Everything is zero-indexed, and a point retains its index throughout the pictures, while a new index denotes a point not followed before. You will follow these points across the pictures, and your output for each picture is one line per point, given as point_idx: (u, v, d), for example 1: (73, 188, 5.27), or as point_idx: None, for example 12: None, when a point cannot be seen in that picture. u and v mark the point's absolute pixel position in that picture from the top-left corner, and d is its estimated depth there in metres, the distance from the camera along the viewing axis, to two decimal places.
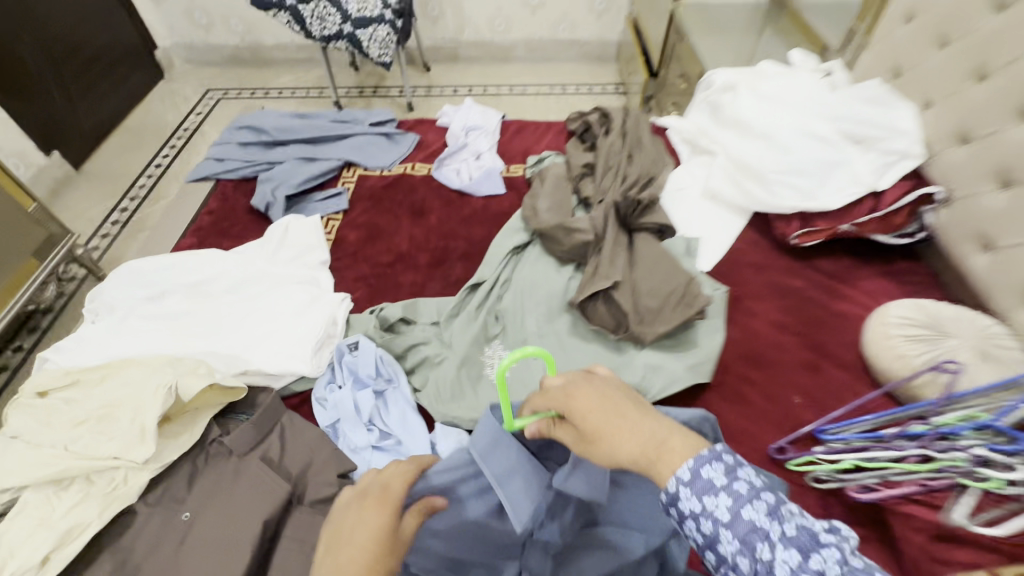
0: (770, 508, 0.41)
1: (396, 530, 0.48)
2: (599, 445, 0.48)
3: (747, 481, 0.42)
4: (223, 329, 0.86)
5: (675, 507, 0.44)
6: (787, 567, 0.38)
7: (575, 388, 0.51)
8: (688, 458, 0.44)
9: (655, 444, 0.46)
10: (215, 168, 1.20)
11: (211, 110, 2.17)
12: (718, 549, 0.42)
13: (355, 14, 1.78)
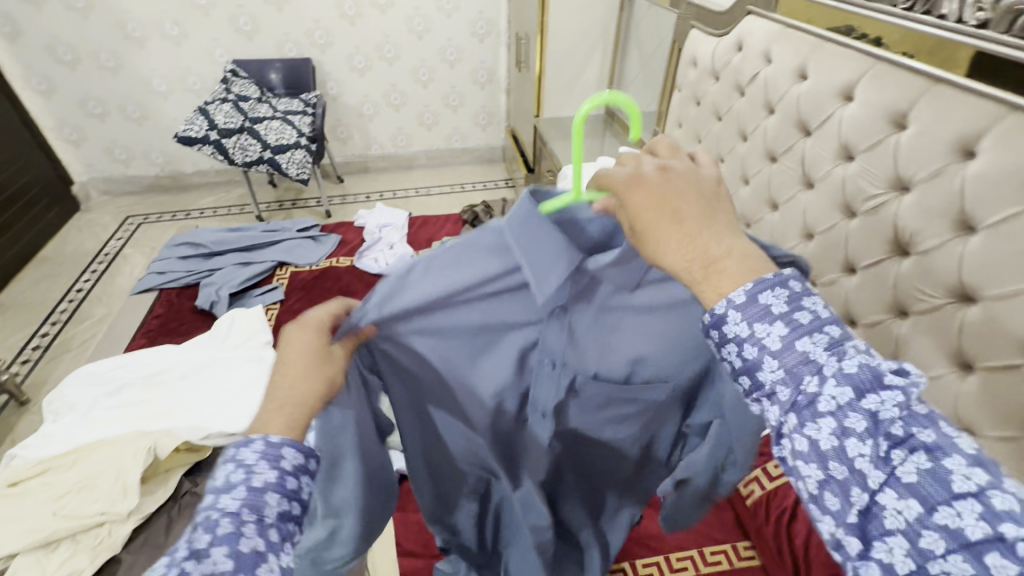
0: (831, 342, 0.37)
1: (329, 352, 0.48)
2: (642, 244, 0.42)
3: (811, 310, 0.38)
4: (183, 405, 1.01)
5: (718, 329, 0.40)
6: (834, 401, 0.35)
7: (638, 176, 0.43)
8: (747, 281, 0.39)
9: (707, 260, 0.40)
10: (160, 280, 1.39)
11: (132, 233, 2.30)
12: (756, 374, 0.39)
13: (274, 143, 2.08)
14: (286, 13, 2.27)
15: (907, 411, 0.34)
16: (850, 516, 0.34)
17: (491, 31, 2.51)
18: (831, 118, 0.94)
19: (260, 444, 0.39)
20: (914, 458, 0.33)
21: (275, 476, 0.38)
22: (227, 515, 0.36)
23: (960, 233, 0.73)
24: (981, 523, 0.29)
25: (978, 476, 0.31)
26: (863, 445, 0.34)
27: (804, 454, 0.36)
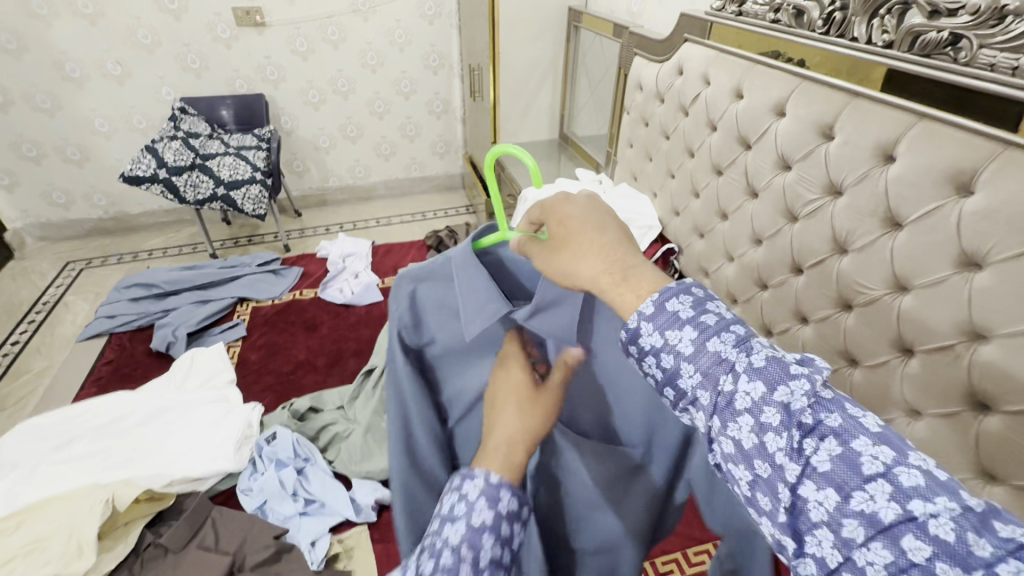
0: (738, 339, 0.40)
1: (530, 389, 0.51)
2: (562, 258, 0.49)
3: (715, 313, 0.42)
4: (141, 453, 0.95)
5: (636, 344, 0.44)
6: (749, 398, 0.38)
7: (564, 198, 0.50)
8: (652, 293, 0.44)
9: (620, 269, 0.46)
10: (109, 325, 1.32)
11: (74, 280, 2.17)
12: (678, 382, 0.42)
13: (227, 179, 2.04)
14: (236, 50, 2.26)
15: (815, 400, 0.37)
16: (781, 515, 0.35)
17: (443, 63, 2.58)
18: (767, 132, 1.02)
19: (482, 480, 0.41)
20: (825, 445, 0.35)
21: (491, 518, 0.40)
22: (450, 552, 0.38)
23: (889, 229, 0.81)
24: (893, 504, 0.31)
25: (885, 453, 0.33)
26: (780, 439, 0.36)
27: (734, 456, 0.38)
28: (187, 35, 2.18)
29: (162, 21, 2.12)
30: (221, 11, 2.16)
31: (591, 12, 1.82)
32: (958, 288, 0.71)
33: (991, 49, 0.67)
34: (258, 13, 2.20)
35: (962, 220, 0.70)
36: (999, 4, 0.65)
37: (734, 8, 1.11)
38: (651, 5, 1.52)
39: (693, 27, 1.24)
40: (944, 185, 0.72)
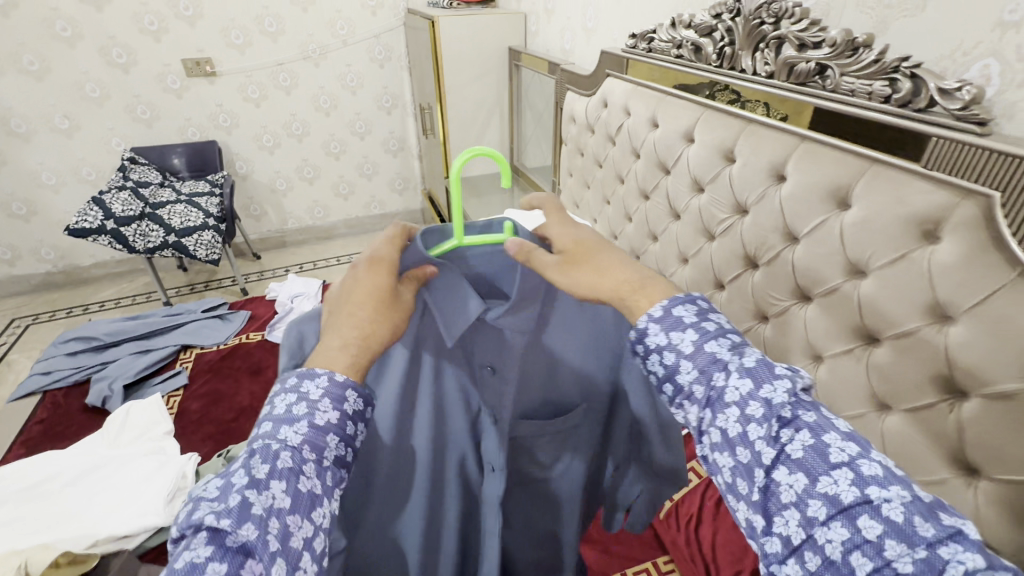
0: (733, 346, 0.48)
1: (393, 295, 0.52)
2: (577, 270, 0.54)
3: (715, 324, 0.50)
4: (67, 515, 0.91)
5: (643, 343, 0.51)
6: (737, 392, 0.44)
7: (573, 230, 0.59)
8: (663, 300, 0.52)
9: (638, 280, 0.53)
10: (43, 381, 1.28)
11: (19, 337, 2.10)
12: (676, 379, 0.49)
13: (179, 226, 2.02)
14: (187, 99, 2.29)
15: (794, 398, 0.43)
16: (755, 495, 0.41)
17: (396, 103, 2.65)
18: (681, 157, 1.08)
19: (327, 381, 0.45)
20: (800, 436, 0.41)
21: (337, 418, 0.44)
22: (290, 449, 0.41)
23: (790, 242, 0.86)
24: (853, 488, 0.38)
25: (850, 448, 0.40)
26: (761, 427, 0.42)
27: (719, 444, 0.44)
28: (137, 87, 2.20)
29: (110, 75, 2.14)
30: (170, 63, 2.19)
31: (529, 51, 1.90)
32: (848, 296, 0.76)
33: (850, 77, 0.73)
34: (208, 63, 2.24)
35: (844, 231, 0.75)
36: (851, 38, 0.73)
37: (644, 45, 1.19)
38: (579, 43, 1.60)
39: (613, 63, 1.32)
40: (827, 201, 0.78)
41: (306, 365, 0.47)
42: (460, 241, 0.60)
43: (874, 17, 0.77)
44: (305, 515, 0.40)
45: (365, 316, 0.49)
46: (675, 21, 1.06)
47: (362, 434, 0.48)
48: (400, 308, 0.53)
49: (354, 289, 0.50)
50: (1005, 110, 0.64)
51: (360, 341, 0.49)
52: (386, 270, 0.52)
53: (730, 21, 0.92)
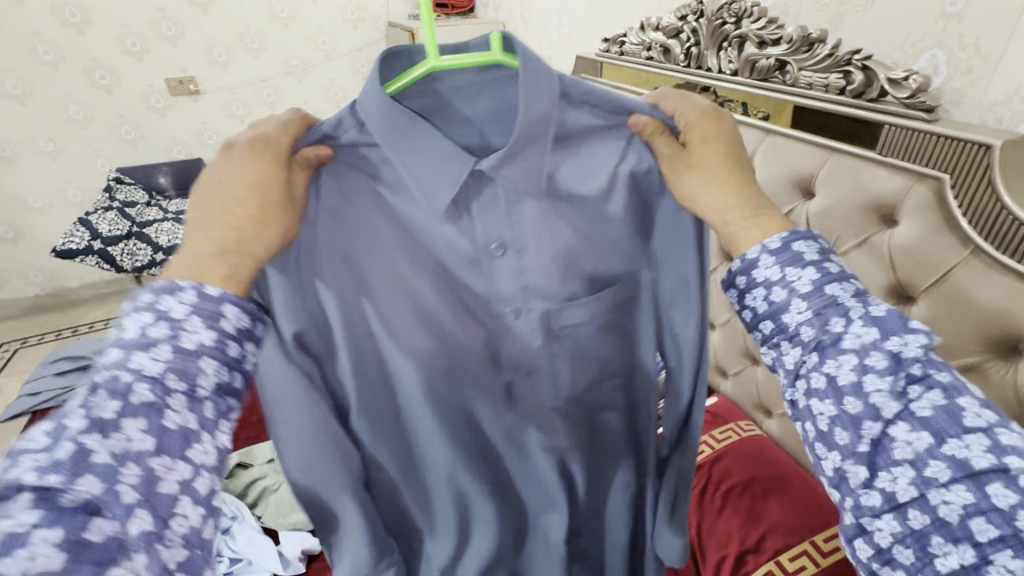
0: (856, 290, 0.42)
1: (281, 181, 0.43)
2: (694, 171, 0.46)
3: (836, 264, 0.43)
4: None
5: (746, 274, 0.45)
6: (858, 340, 0.39)
7: (714, 112, 0.48)
8: (779, 232, 0.44)
9: (751, 206, 0.45)
10: (30, 402, 1.28)
11: (8, 360, 2.09)
12: (782, 318, 0.43)
13: (166, 244, 2.01)
14: (172, 118, 2.30)
15: (925, 355, 0.39)
16: (862, 447, 0.38)
17: None
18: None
19: (191, 296, 0.38)
20: (928, 395, 0.37)
21: (210, 339, 0.39)
22: (147, 381, 0.36)
23: None
24: (988, 455, 0.35)
25: (987, 415, 0.36)
26: (885, 382, 0.38)
27: (821, 392, 0.40)
28: (120, 107, 2.21)
29: (93, 96, 2.15)
30: (154, 83, 2.21)
31: None
32: None
33: (807, 71, 0.76)
34: (192, 82, 2.26)
35: (810, 218, 0.78)
36: (806, 34, 0.76)
37: (617, 48, 1.22)
38: (557, 49, 1.64)
39: (589, 67, 1.34)
40: (793, 191, 0.81)
41: (166, 278, 0.39)
42: (433, 62, 0.49)
43: (828, 14, 0.80)
44: (177, 456, 0.36)
45: (240, 213, 0.41)
46: (644, 24, 1.09)
47: (252, 358, 0.42)
48: (287, 207, 0.44)
49: (231, 176, 0.42)
50: (951, 97, 0.68)
51: (241, 246, 0.41)
52: (273, 157, 0.44)
53: (695, 23, 0.95)
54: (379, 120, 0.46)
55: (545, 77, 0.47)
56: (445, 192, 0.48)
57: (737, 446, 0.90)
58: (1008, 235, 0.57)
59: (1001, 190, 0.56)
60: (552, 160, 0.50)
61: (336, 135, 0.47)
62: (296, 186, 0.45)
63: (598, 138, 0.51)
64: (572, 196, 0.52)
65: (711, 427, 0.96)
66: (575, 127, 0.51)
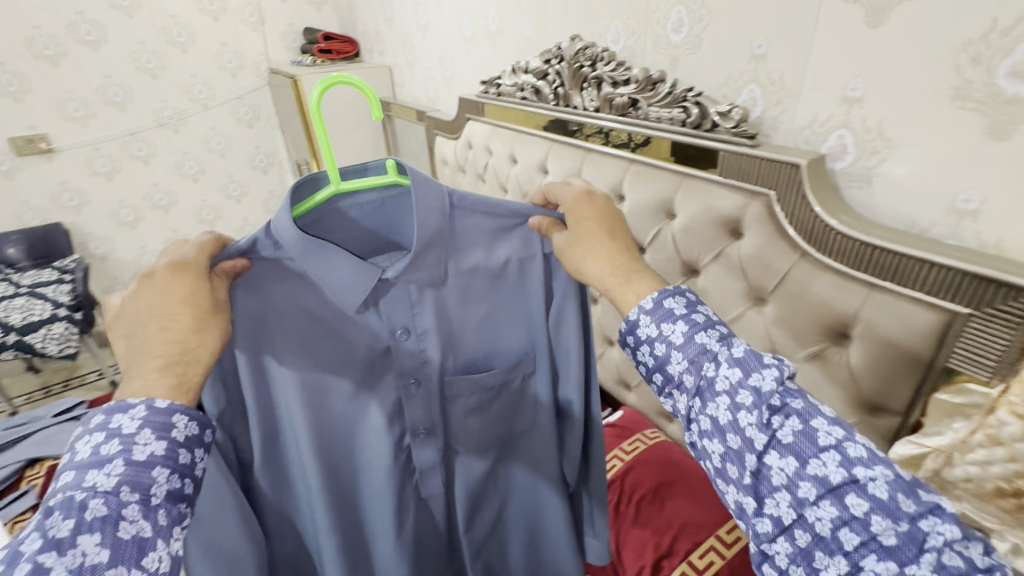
0: (722, 335, 0.46)
1: (212, 292, 0.47)
2: (577, 245, 0.54)
3: (704, 313, 0.48)
4: None
5: (633, 333, 0.50)
6: (727, 381, 0.43)
7: (586, 196, 0.57)
8: (651, 293, 0.50)
9: (628, 271, 0.52)
10: None
11: None
12: (667, 369, 0.47)
13: (21, 323, 1.74)
14: (21, 181, 2.04)
15: (782, 386, 0.42)
16: (746, 479, 0.41)
17: (272, 163, 2.58)
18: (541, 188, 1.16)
19: (145, 409, 0.39)
20: (790, 421, 0.40)
21: (164, 449, 0.39)
22: (101, 496, 0.35)
23: None
24: (841, 468, 0.37)
25: (837, 431, 0.39)
26: (751, 415, 0.41)
27: (709, 431, 0.44)
28: None
29: None
30: None
31: (398, 101, 1.96)
32: None
33: (655, 106, 0.85)
34: (43, 140, 2.03)
35: (675, 238, 0.86)
36: (649, 76, 0.85)
37: (495, 90, 1.28)
38: (442, 91, 1.69)
39: (471, 107, 1.40)
40: (658, 213, 0.89)
41: (115, 399, 0.40)
42: (337, 185, 0.57)
43: (667, 56, 0.90)
44: (131, 564, 0.34)
45: (185, 325, 0.44)
46: (515, 68, 1.16)
47: (202, 463, 0.42)
48: (223, 311, 0.47)
49: (154, 300, 0.44)
50: (770, 124, 0.79)
51: (184, 355, 0.43)
52: (192, 277, 0.46)
53: (558, 66, 1.03)
54: (291, 240, 0.50)
55: (435, 194, 0.55)
56: (354, 298, 0.53)
57: (645, 455, 0.94)
58: (826, 240, 0.67)
59: (814, 202, 0.66)
60: (446, 257, 0.57)
61: (254, 252, 0.51)
62: (225, 302, 0.48)
63: (492, 234, 0.59)
64: (470, 279, 0.59)
65: (621, 440, 1.00)
66: (453, 229, 0.57)
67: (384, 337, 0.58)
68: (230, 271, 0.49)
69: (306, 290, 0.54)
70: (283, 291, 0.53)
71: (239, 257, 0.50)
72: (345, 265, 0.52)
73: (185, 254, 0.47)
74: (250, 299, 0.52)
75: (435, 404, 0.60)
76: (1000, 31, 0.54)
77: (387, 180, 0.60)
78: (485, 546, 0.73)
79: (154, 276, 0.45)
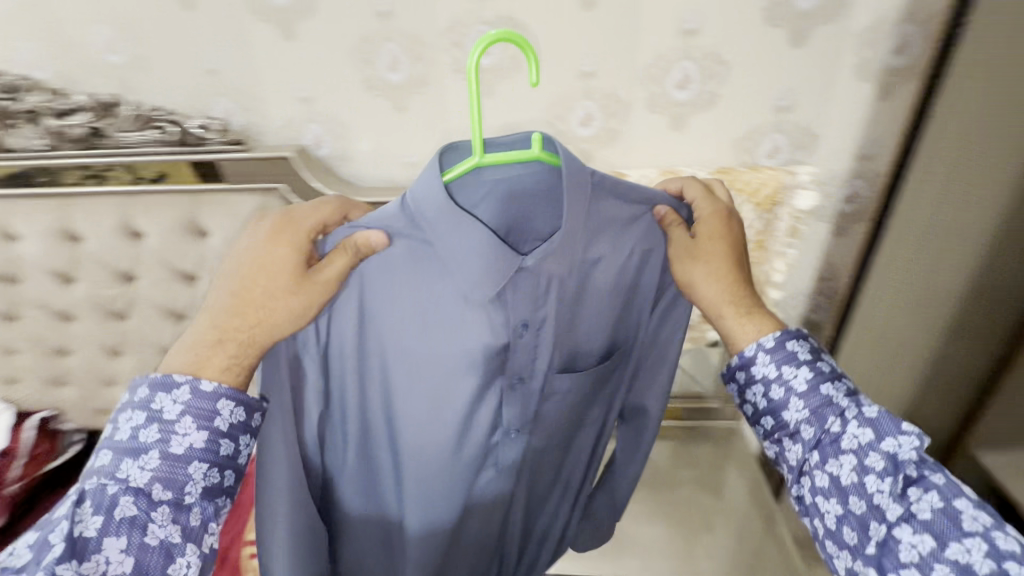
0: (847, 389, 0.64)
1: (309, 269, 0.61)
2: (702, 263, 0.70)
3: (829, 365, 0.66)
4: None
5: (744, 369, 0.69)
6: (854, 441, 0.60)
7: (723, 217, 0.72)
8: (776, 332, 0.68)
9: (750, 309, 0.69)
10: None
11: None
12: (783, 415, 0.66)
13: None
14: None
15: (919, 460, 0.59)
16: (870, 539, 0.58)
17: None
18: (204, 254, 1.16)
19: (194, 384, 0.56)
20: (927, 498, 0.57)
21: (195, 444, 0.55)
22: (131, 493, 0.53)
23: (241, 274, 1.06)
24: (986, 560, 0.52)
25: (985, 520, 0.54)
26: (877, 478, 0.58)
27: (827, 488, 0.62)
28: None
29: None
30: None
31: None
32: None
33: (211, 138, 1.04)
34: None
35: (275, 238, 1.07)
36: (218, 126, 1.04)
37: None
38: None
39: None
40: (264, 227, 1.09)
41: (164, 373, 0.57)
42: (479, 157, 0.61)
43: (236, 101, 1.05)
44: (159, 559, 0.53)
45: (279, 283, 0.59)
46: (11, 107, 1.00)
47: (242, 450, 0.60)
48: (313, 288, 0.60)
49: (254, 259, 0.61)
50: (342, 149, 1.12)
51: (244, 331, 0.59)
52: (297, 237, 0.62)
53: (88, 105, 1.01)
54: (435, 208, 0.61)
55: (582, 173, 0.64)
56: (487, 287, 0.66)
57: None
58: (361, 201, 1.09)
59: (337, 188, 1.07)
60: (575, 249, 0.69)
61: (388, 228, 0.63)
62: (332, 271, 0.60)
63: (626, 221, 0.72)
64: (591, 268, 0.73)
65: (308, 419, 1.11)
66: (601, 208, 0.69)
67: (509, 332, 0.71)
68: (349, 242, 0.61)
69: (440, 267, 0.67)
70: (394, 293, 0.67)
71: (378, 230, 0.63)
72: (487, 255, 0.65)
73: (306, 212, 0.65)
74: (378, 271, 0.65)
75: (529, 404, 0.75)
76: (371, 43, 0.99)
77: (532, 153, 0.64)
78: (525, 500, 0.91)
79: (269, 223, 0.64)
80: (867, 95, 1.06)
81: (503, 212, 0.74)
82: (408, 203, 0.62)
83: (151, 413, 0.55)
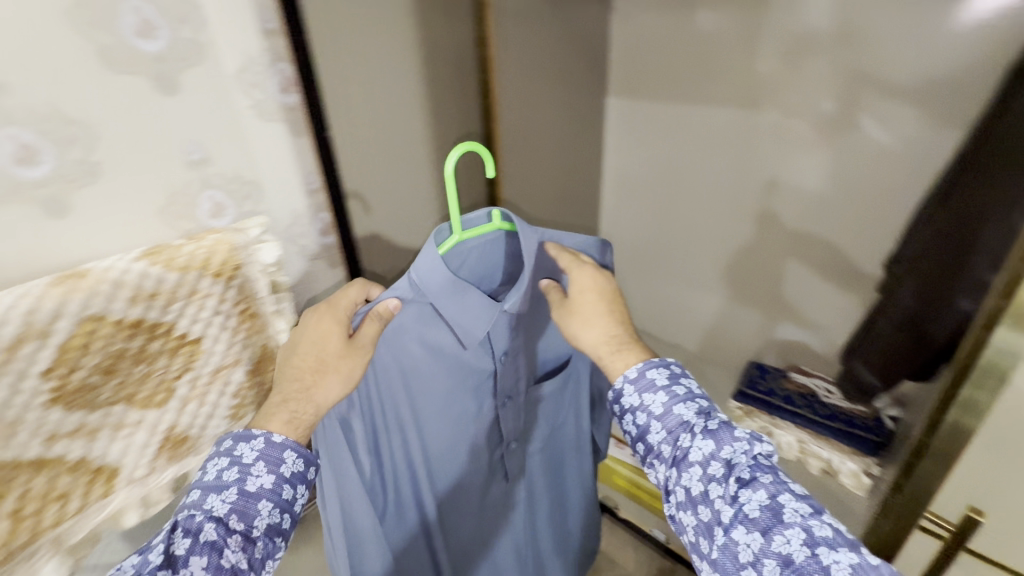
0: (699, 409, 0.81)
1: (354, 335, 0.80)
2: (575, 317, 0.92)
3: (686, 389, 0.84)
4: None
5: (621, 403, 0.87)
6: (701, 454, 0.76)
7: (597, 278, 0.91)
8: (637, 363, 0.87)
9: (622, 345, 0.90)
10: None
11: None
12: (651, 438, 0.84)
13: None
14: None
15: (753, 463, 0.73)
16: (717, 541, 0.72)
17: None
18: None
19: (260, 443, 0.72)
20: (757, 496, 0.70)
21: (263, 486, 0.71)
22: (211, 522, 0.66)
23: None
24: (801, 545, 0.65)
25: (804, 510, 0.67)
26: (718, 487, 0.73)
27: (685, 501, 0.77)
28: None
29: None
30: None
31: None
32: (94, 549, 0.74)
33: None
34: None
35: None
36: None
37: None
38: None
39: None
40: None
41: (244, 430, 0.73)
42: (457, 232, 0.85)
43: None
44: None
45: (332, 349, 0.78)
46: None
47: (298, 496, 0.75)
48: (361, 349, 0.80)
49: (309, 335, 0.80)
50: None
51: (303, 394, 0.77)
52: (338, 310, 0.81)
53: None
54: (435, 281, 0.80)
55: (530, 235, 0.85)
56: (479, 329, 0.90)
57: None
58: None
59: None
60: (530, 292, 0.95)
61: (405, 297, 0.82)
62: (369, 335, 0.81)
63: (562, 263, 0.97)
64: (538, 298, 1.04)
65: None
66: (543, 256, 0.94)
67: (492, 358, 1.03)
68: (380, 311, 0.81)
69: (440, 323, 0.92)
70: (407, 348, 0.91)
71: (393, 298, 0.82)
72: (474, 311, 0.88)
73: (339, 293, 0.83)
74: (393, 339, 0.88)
75: (517, 408, 1.10)
76: None
77: (492, 225, 0.89)
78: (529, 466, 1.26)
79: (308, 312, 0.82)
80: (284, 134, 0.86)
81: (475, 269, 0.96)
82: (412, 279, 0.80)
83: (233, 459, 0.70)
